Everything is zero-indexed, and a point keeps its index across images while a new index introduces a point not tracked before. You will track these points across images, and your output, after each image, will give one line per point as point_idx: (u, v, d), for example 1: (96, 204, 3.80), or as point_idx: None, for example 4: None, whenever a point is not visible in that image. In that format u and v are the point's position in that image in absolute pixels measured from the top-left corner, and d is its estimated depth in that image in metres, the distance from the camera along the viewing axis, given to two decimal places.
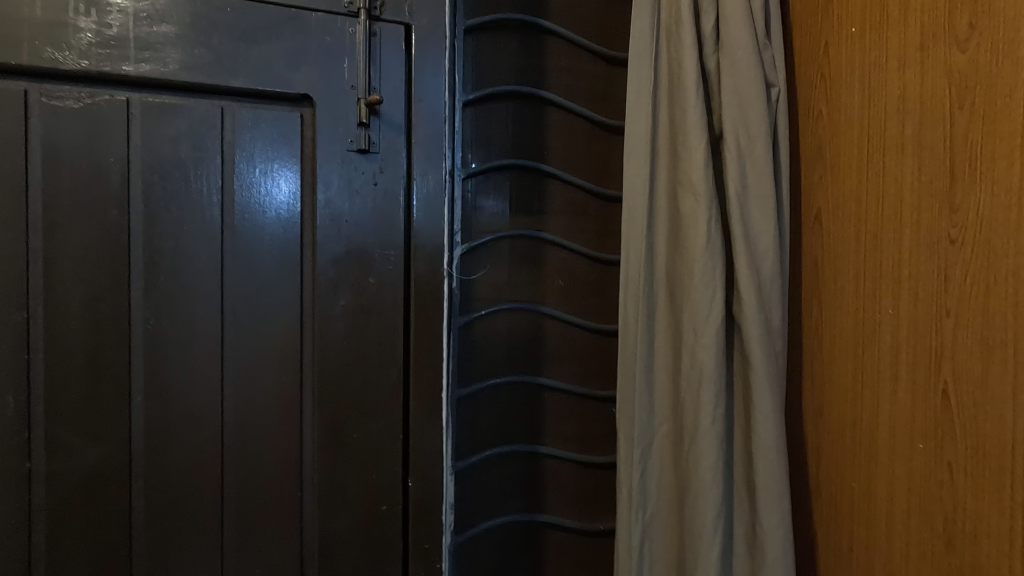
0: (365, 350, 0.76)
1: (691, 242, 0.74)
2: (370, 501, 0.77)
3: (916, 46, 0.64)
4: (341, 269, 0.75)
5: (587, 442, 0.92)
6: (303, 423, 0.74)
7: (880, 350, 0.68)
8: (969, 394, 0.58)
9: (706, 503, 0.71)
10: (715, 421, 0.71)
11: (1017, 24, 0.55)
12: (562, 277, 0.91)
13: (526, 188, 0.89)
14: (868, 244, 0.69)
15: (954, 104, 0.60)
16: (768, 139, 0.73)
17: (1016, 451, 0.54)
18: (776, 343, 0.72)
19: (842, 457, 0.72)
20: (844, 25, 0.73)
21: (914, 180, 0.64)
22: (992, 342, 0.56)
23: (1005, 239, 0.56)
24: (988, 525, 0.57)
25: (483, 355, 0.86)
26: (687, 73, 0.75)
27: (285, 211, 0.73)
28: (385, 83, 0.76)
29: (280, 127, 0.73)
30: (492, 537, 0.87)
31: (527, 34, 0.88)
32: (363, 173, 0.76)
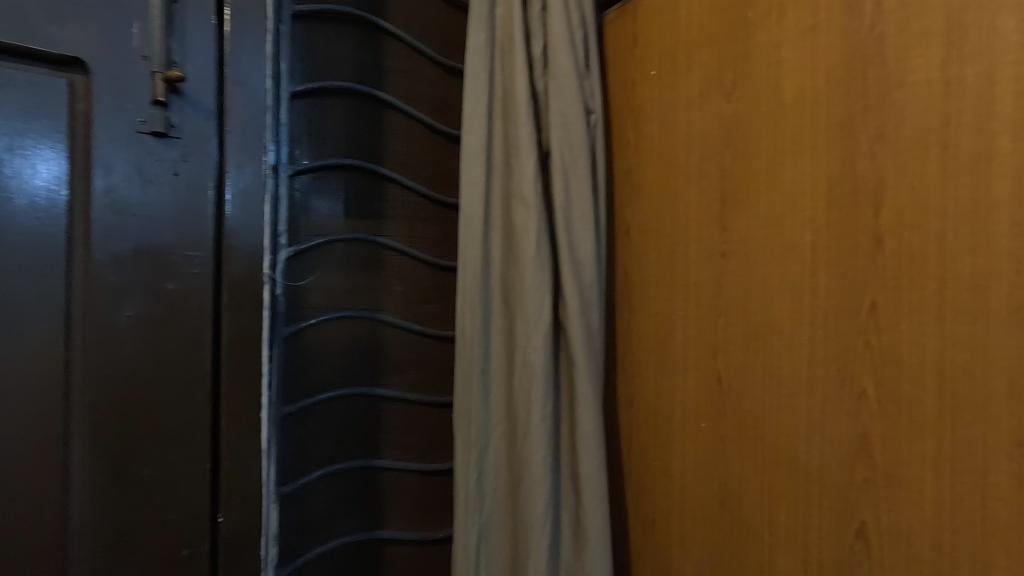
0: (162, 369, 0.65)
1: (523, 250, 0.79)
2: (167, 546, 0.65)
3: (699, 92, 0.77)
4: (130, 272, 0.63)
5: (427, 450, 0.91)
6: (70, 462, 0.60)
7: (676, 346, 0.79)
8: (736, 380, 0.72)
9: (537, 496, 0.75)
10: (544, 417, 0.76)
11: (764, 82, 0.69)
12: (401, 283, 0.88)
13: (363, 190, 0.85)
14: (667, 255, 0.81)
15: (725, 142, 0.73)
16: (589, 159, 0.81)
17: (768, 423, 0.68)
18: (596, 343, 0.79)
19: (649, 441, 0.83)
20: (647, 67, 0.84)
21: (699, 203, 0.77)
22: (750, 336, 0.70)
23: (758, 253, 0.69)
24: (750, 485, 0.70)
25: (313, 368, 0.80)
26: (519, 92, 0.80)
27: (45, 199, 0.59)
28: (190, 58, 0.66)
29: (38, 94, 0.58)
30: (322, 564, 0.80)
31: (363, 31, 0.85)
32: (160, 159, 0.64)
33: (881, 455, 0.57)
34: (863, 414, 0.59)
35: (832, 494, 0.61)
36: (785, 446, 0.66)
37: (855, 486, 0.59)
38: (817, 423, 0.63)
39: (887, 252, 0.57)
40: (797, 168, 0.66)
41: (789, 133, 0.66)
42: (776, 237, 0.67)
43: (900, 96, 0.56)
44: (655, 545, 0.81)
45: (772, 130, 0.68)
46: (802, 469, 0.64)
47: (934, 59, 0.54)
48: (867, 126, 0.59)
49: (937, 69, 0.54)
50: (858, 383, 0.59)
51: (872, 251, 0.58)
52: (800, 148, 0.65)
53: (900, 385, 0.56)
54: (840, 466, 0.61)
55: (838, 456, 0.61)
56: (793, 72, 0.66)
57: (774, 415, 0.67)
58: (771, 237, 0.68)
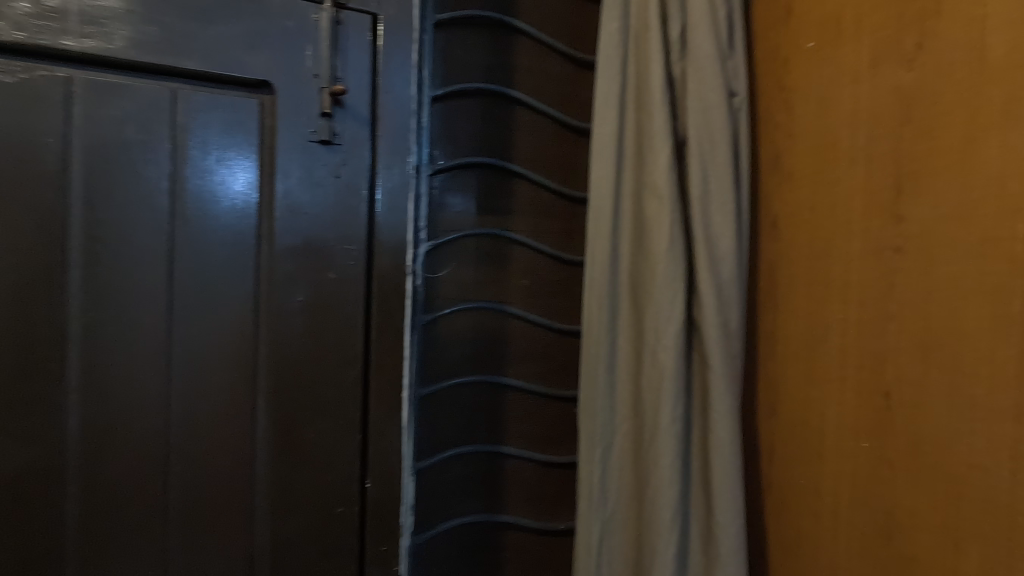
0: (323, 348, 0.74)
1: (654, 245, 0.75)
2: (325, 503, 0.74)
3: (868, 62, 0.67)
4: (299, 263, 0.72)
5: (549, 441, 0.93)
6: (256, 423, 0.71)
7: (829, 352, 0.70)
8: (908, 395, 0.62)
9: (664, 501, 0.72)
10: (674, 420, 0.73)
11: (958, 44, 0.58)
12: (527, 277, 0.91)
13: (492, 186, 0.88)
14: (819, 249, 0.72)
15: (902, 119, 0.63)
16: (729, 146, 0.75)
17: (950, 448, 0.58)
18: (732, 344, 0.74)
19: (791, 455, 0.75)
20: (801, 40, 0.75)
21: (862, 190, 0.67)
22: (930, 345, 0.60)
23: (943, 248, 0.59)
24: (925, 519, 0.60)
25: (446, 354, 0.85)
26: (654, 79, 0.77)
27: (241, 202, 0.70)
28: (350, 73, 0.74)
29: (237, 113, 0.69)
30: (451, 538, 0.86)
31: (496, 32, 0.88)
32: (325, 164, 0.73)
33: None
34: None
35: None
36: (975, 480, 0.56)
37: None
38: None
39: None
40: (1005, 143, 0.54)
41: (994, 103, 0.55)
42: (970, 229, 0.57)
43: None
44: (796, 570, 0.74)
45: (970, 101, 0.57)
46: (1000, 509, 0.54)
47: None
48: None
49: None
50: None
51: None
52: (1011, 121, 0.54)
53: None
54: None
55: None
56: (1002, 28, 0.55)
57: (960, 440, 0.57)
58: (961, 229, 0.57)
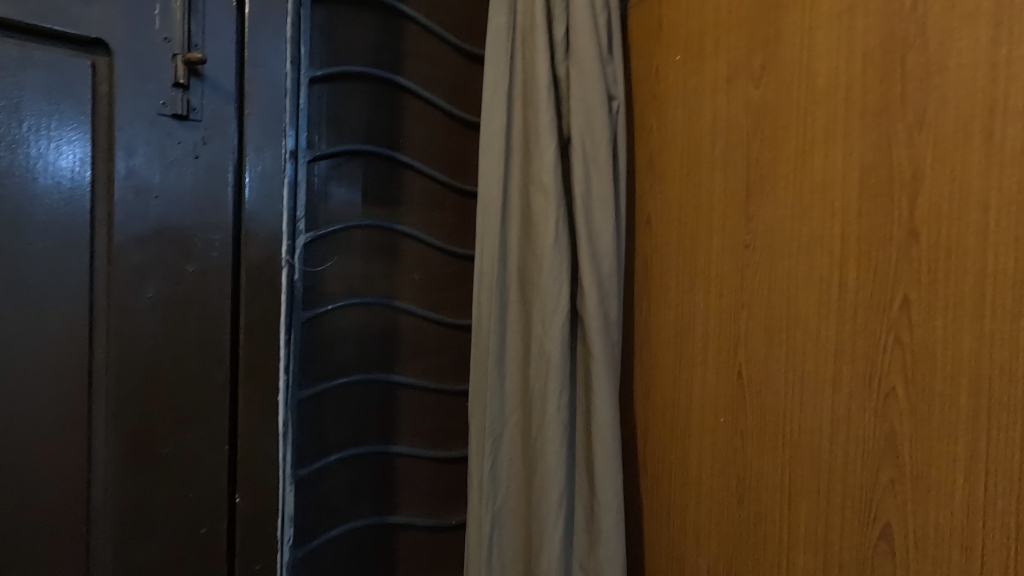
0: (183, 349, 0.65)
1: (542, 239, 0.77)
2: (186, 525, 0.66)
3: (726, 76, 0.74)
4: (151, 254, 0.63)
5: (442, 437, 0.91)
6: (94, 440, 0.61)
7: (695, 339, 0.78)
8: (756, 374, 0.70)
9: (552, 486, 0.75)
10: (560, 408, 0.76)
11: (794, 67, 0.67)
12: (417, 271, 0.88)
13: (380, 176, 0.84)
14: (687, 245, 0.79)
15: (752, 130, 0.71)
16: (610, 146, 0.80)
17: (787, 418, 0.66)
18: (613, 333, 0.78)
19: (665, 434, 0.82)
20: (671, 52, 0.82)
21: (722, 192, 0.74)
22: (773, 330, 0.68)
23: (783, 245, 0.67)
24: (769, 482, 0.68)
25: (329, 353, 0.80)
26: (540, 77, 0.79)
27: (69, 180, 0.59)
28: (211, 41, 0.66)
29: (62, 75, 0.58)
30: (338, 546, 0.81)
31: (382, 14, 0.84)
32: (181, 142, 0.65)
33: (910, 455, 0.56)
34: (891, 413, 0.57)
35: (855, 495, 0.60)
36: (806, 444, 0.64)
37: (880, 487, 0.58)
38: (842, 421, 0.61)
39: (923, 244, 0.55)
40: (828, 155, 0.63)
41: (820, 120, 0.64)
42: (803, 228, 0.65)
43: (942, 81, 0.54)
44: (669, 539, 0.81)
45: (802, 117, 0.66)
46: (825, 467, 0.63)
47: (981, 41, 0.51)
48: (904, 112, 0.56)
49: (984, 52, 0.51)
50: (888, 380, 0.57)
51: (906, 243, 0.56)
52: (833, 135, 0.63)
53: (931, 383, 0.54)
54: (864, 466, 0.59)
55: (862, 456, 0.59)
56: (826, 55, 0.63)
57: (795, 411, 0.66)
58: (796, 228, 0.66)
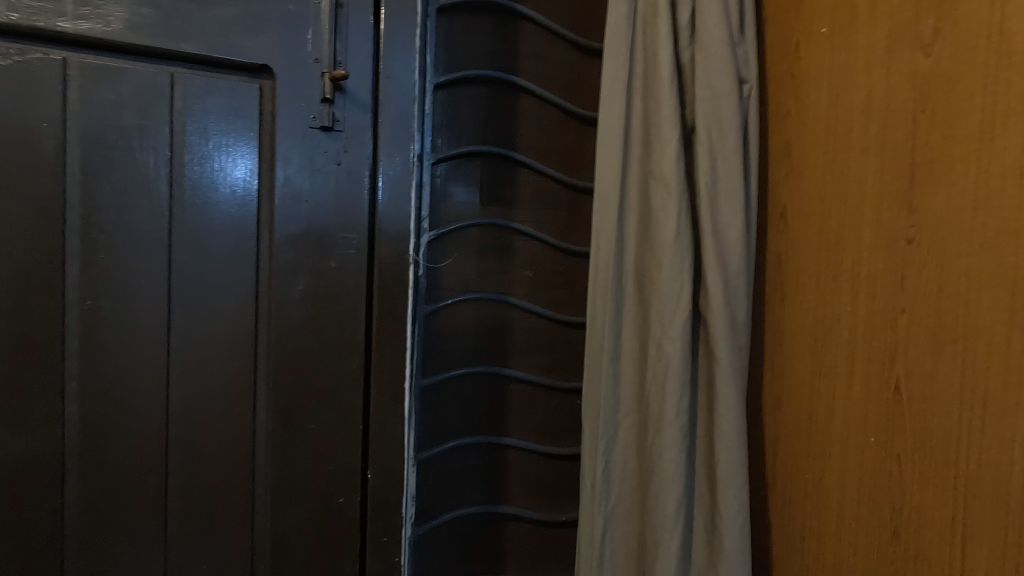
0: (325, 337, 0.73)
1: (661, 235, 0.74)
2: (326, 494, 0.74)
3: (883, 47, 0.65)
4: (301, 251, 0.71)
5: (552, 433, 0.92)
6: (257, 414, 0.71)
7: (837, 346, 0.69)
8: (918, 390, 0.61)
9: (669, 495, 0.72)
10: (679, 414, 0.72)
11: (978, 29, 0.56)
12: (530, 268, 0.89)
13: (496, 175, 0.87)
14: (829, 241, 0.71)
15: (917, 106, 0.61)
16: (739, 134, 0.74)
17: (959, 444, 0.57)
18: (739, 336, 0.72)
19: (798, 448, 0.74)
20: (813, 25, 0.73)
21: (876, 180, 0.65)
22: (941, 339, 0.58)
23: (957, 241, 0.57)
24: (932, 515, 0.59)
25: (448, 346, 0.84)
26: (662, 65, 0.75)
27: (240, 189, 0.69)
28: (351, 58, 0.72)
29: (236, 98, 0.68)
30: (453, 529, 0.86)
31: (500, 17, 0.86)
32: (325, 151, 0.72)
33: None
34: None
35: None
36: (986, 476, 0.54)
37: None
38: None
39: None
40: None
41: (1013, 90, 0.53)
42: (985, 220, 0.55)
43: None
44: (800, 564, 0.73)
45: (989, 87, 0.55)
46: (1012, 506, 0.53)
47: None
48: None
49: None
50: None
51: None
52: None
53: None
54: None
55: None
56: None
57: (971, 437, 0.56)
58: (977, 220, 0.56)
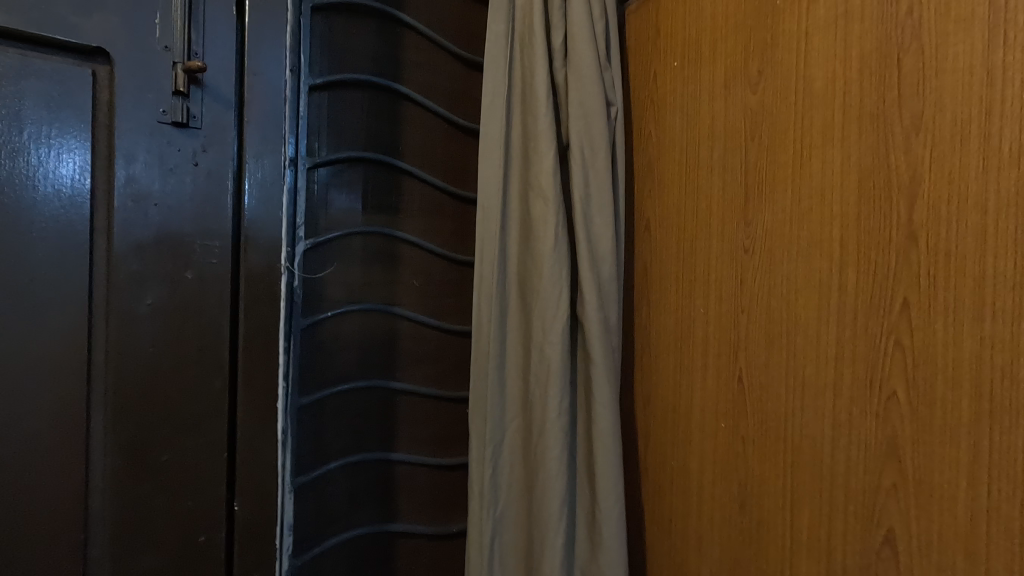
0: (181, 357, 0.65)
1: (541, 244, 0.78)
2: (183, 534, 0.65)
3: (723, 83, 0.75)
4: (149, 261, 0.63)
5: (442, 444, 0.91)
6: (91, 449, 0.61)
7: (695, 344, 0.78)
8: (757, 379, 0.70)
9: (552, 493, 0.74)
10: (561, 414, 0.75)
11: (791, 72, 0.67)
12: (417, 277, 0.88)
13: (379, 182, 0.84)
14: (686, 251, 0.79)
15: (749, 135, 0.71)
16: (608, 152, 0.80)
17: (788, 424, 0.66)
18: (613, 338, 0.78)
19: (666, 439, 0.81)
20: (669, 59, 0.82)
21: (721, 197, 0.74)
22: (773, 334, 0.68)
23: (782, 250, 0.67)
24: (771, 487, 0.68)
25: (329, 360, 0.80)
26: (538, 83, 0.79)
27: (68, 188, 0.59)
28: (211, 49, 0.66)
29: (62, 83, 0.59)
30: (337, 555, 0.81)
31: (382, 22, 0.84)
32: (180, 149, 0.65)
33: (911, 460, 0.55)
34: (892, 417, 0.57)
35: (858, 500, 0.59)
36: (807, 449, 0.64)
37: (882, 491, 0.57)
38: (843, 426, 0.61)
39: (922, 247, 0.55)
40: (825, 159, 0.63)
41: (817, 125, 0.64)
42: (800, 233, 0.66)
43: (937, 85, 0.54)
44: (671, 545, 0.80)
45: (800, 121, 0.66)
46: (826, 472, 0.62)
47: (976, 44, 0.52)
48: (901, 116, 0.57)
49: (980, 57, 0.51)
50: (889, 384, 0.57)
51: (905, 246, 0.56)
52: (830, 140, 0.63)
53: (932, 387, 0.54)
54: (866, 471, 0.59)
55: (863, 461, 0.59)
56: (822, 61, 0.64)
57: (796, 417, 0.65)
58: (795, 233, 0.66)
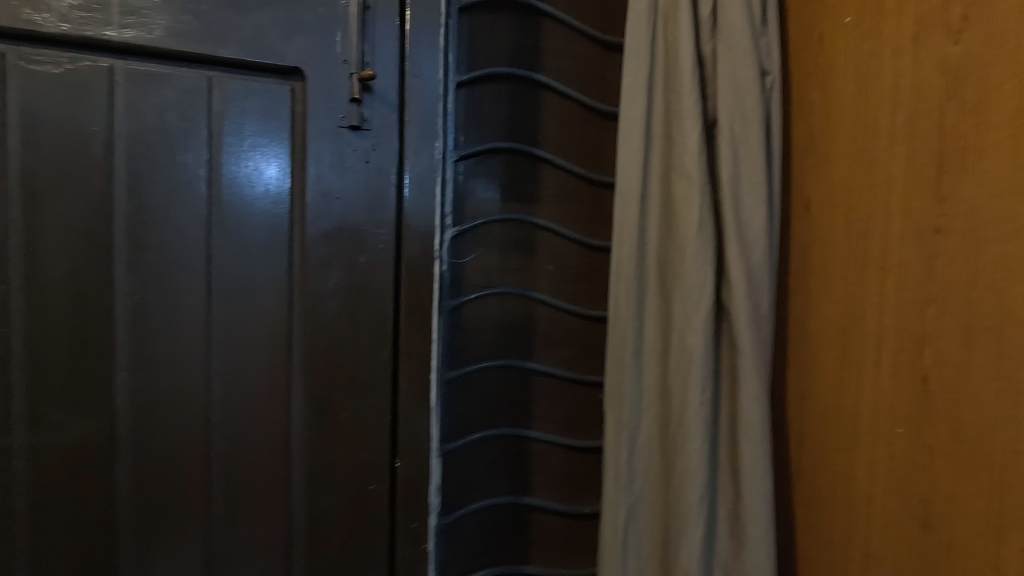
0: (356, 331, 0.76)
1: (684, 228, 0.74)
2: (356, 481, 0.76)
3: (911, 36, 0.64)
4: (332, 247, 0.74)
5: (575, 426, 0.93)
6: (292, 403, 0.73)
7: (865, 337, 0.69)
8: (948, 380, 0.60)
9: (693, 485, 0.72)
10: (703, 405, 0.73)
11: (1010, 13, 0.55)
12: (552, 262, 0.91)
13: (518, 171, 0.88)
14: (855, 232, 0.70)
15: (945, 93, 0.61)
16: (762, 126, 0.74)
17: (990, 436, 0.56)
18: (763, 327, 0.73)
19: (824, 440, 0.74)
20: (840, 16, 0.73)
21: (904, 170, 0.65)
22: (972, 330, 0.58)
23: (990, 229, 0.57)
24: (963, 507, 0.58)
25: (472, 339, 0.86)
26: (684, 57, 0.75)
27: (275, 187, 0.72)
28: (379, 58, 0.75)
29: (270, 100, 0.71)
30: (478, 519, 0.87)
31: (523, 14, 0.87)
32: (355, 150, 0.74)
33: None
34: None
35: None
36: (1017, 466, 0.54)
37: None
38: None
39: None
40: None
41: None
42: (1014, 208, 0.55)
43: None
44: (828, 557, 0.73)
45: (1020, 71, 0.55)
46: None
47: None
48: None
49: None
50: None
51: None
52: None
53: None
54: None
55: None
56: None
57: (1003, 428, 0.55)
58: (1008, 209, 0.55)
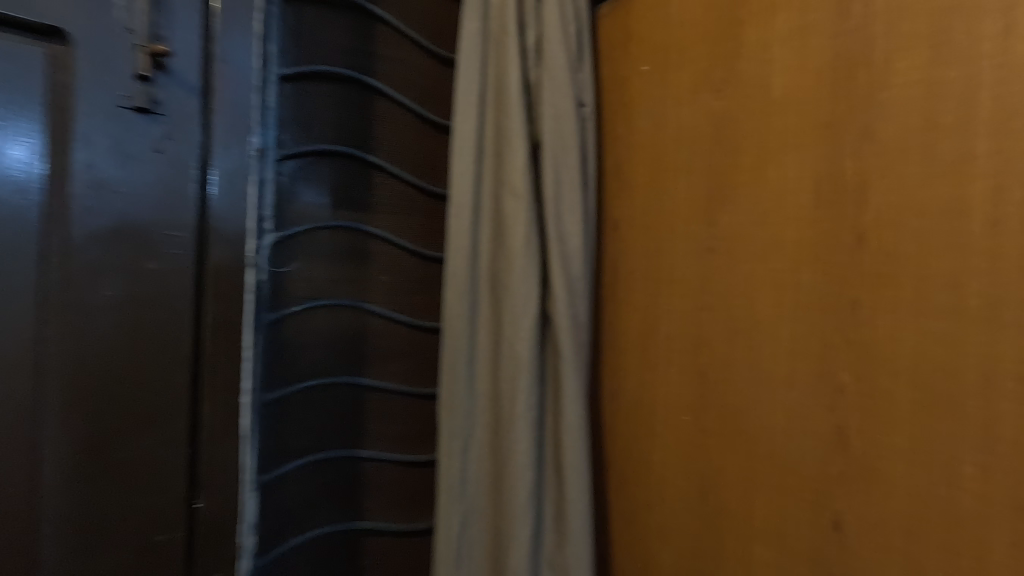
0: (140, 350, 0.63)
1: (512, 240, 0.79)
2: (136, 532, 0.63)
3: (689, 89, 0.77)
4: (106, 251, 0.61)
5: (410, 441, 0.90)
6: (43, 443, 0.59)
7: (661, 340, 0.80)
8: (718, 373, 0.73)
9: (521, 486, 0.76)
10: (529, 408, 0.77)
11: (753, 81, 0.70)
12: (386, 273, 0.87)
13: (349, 177, 0.83)
14: (653, 250, 0.81)
15: (713, 139, 0.74)
16: (579, 151, 0.82)
17: (747, 417, 0.69)
18: (581, 335, 0.79)
19: (631, 433, 0.84)
20: (639, 64, 0.85)
21: (686, 199, 0.77)
22: (734, 332, 0.71)
23: (744, 250, 0.70)
24: (731, 477, 0.71)
25: (295, 356, 0.79)
26: (511, 81, 0.80)
27: (20, 172, 0.58)
28: (177, 33, 0.64)
29: (14, 63, 0.57)
30: (300, 554, 0.79)
31: (355, 15, 0.83)
32: (141, 136, 0.63)
33: (858, 447, 0.59)
34: (839, 407, 0.61)
35: (807, 485, 0.63)
36: (763, 440, 0.67)
37: (831, 477, 0.61)
38: (796, 417, 0.64)
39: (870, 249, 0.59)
40: (783, 164, 0.67)
41: (775, 132, 0.68)
42: (758, 234, 0.69)
43: (888, 97, 0.58)
44: (636, 537, 0.82)
45: (760, 127, 0.69)
46: (779, 460, 0.66)
47: (920, 59, 0.56)
48: (853, 125, 0.60)
49: (920, 71, 0.56)
50: (838, 377, 0.61)
51: (856, 248, 0.60)
52: (787, 146, 0.66)
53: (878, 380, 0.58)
54: (816, 457, 0.62)
55: (813, 446, 0.63)
56: (783, 71, 0.67)
57: (754, 410, 0.68)
58: (755, 234, 0.69)
